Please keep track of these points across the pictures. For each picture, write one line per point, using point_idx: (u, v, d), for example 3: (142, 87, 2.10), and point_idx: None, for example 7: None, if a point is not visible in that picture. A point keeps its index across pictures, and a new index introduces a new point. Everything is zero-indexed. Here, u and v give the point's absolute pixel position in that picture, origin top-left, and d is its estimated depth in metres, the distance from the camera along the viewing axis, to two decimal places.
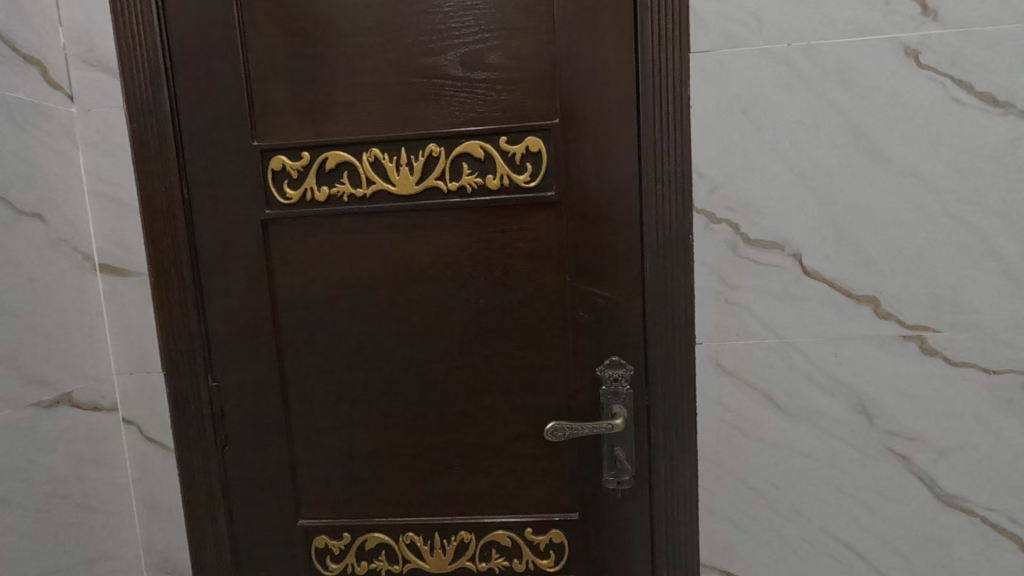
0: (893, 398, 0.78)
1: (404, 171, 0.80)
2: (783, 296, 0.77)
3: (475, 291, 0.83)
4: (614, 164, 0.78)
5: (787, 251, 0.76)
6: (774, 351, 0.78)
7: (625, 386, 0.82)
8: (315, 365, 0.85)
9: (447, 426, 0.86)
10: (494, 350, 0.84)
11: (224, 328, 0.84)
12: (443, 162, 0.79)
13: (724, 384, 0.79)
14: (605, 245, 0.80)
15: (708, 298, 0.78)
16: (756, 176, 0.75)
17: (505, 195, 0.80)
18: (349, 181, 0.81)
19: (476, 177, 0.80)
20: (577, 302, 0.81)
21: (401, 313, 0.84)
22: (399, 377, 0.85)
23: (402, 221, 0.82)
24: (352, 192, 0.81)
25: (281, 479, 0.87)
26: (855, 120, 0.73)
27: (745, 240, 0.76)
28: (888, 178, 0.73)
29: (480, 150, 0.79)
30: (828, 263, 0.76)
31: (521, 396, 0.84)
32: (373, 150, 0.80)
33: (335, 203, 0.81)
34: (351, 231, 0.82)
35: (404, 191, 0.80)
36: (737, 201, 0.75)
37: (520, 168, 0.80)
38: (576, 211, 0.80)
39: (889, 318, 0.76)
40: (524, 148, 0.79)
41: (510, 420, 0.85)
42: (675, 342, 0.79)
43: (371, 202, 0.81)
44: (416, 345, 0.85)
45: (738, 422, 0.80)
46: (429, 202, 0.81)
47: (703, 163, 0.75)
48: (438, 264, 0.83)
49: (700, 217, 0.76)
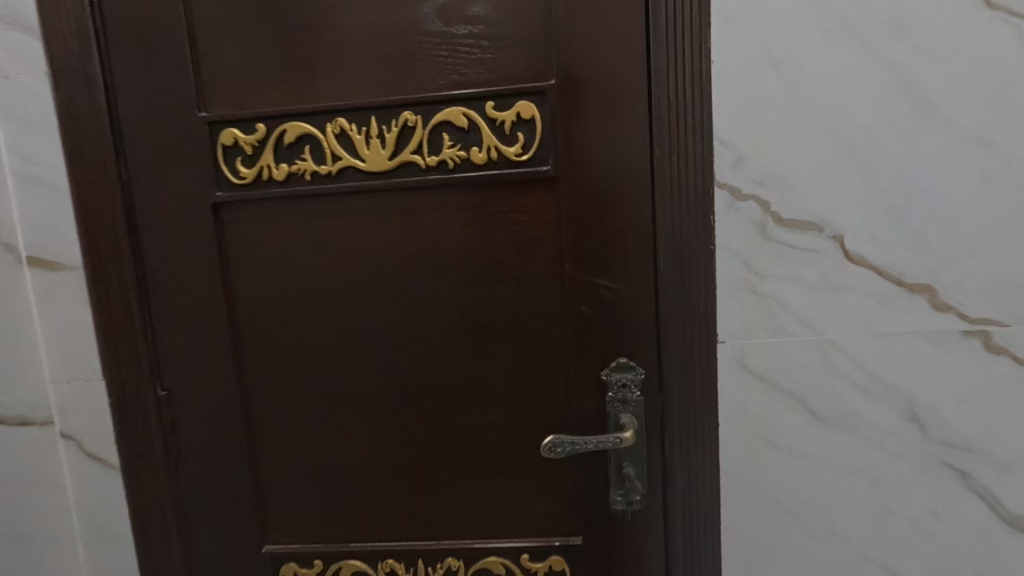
0: (951, 405, 0.66)
1: (374, 144, 0.68)
2: (820, 285, 0.65)
3: (460, 283, 0.72)
4: (620, 132, 0.67)
5: (826, 233, 0.64)
6: (811, 351, 0.66)
7: (635, 393, 0.70)
8: (280, 369, 0.75)
9: (431, 438, 0.75)
10: (483, 352, 0.73)
11: (174, 329, 0.73)
12: (420, 132, 0.68)
13: (752, 389, 0.68)
14: (610, 228, 0.68)
15: (732, 290, 0.66)
16: (789, 143, 0.63)
17: (493, 171, 0.69)
18: (311, 156, 0.69)
19: (459, 150, 0.68)
20: (579, 295, 0.70)
21: (376, 310, 0.73)
22: (376, 383, 0.75)
23: (374, 202, 0.70)
24: (315, 169, 0.69)
25: (243, 500, 0.76)
26: (909, 74, 0.61)
27: (775, 219, 0.64)
28: (948, 144, 0.62)
29: (462, 117, 0.67)
30: (875, 245, 0.64)
31: (514, 405, 0.74)
32: (338, 120, 0.68)
33: (297, 182, 0.70)
34: (317, 216, 0.71)
35: (376, 168, 0.69)
36: (767, 174, 0.64)
37: (509, 139, 0.68)
38: (576, 188, 0.68)
39: (947, 311, 0.64)
40: (514, 115, 0.67)
41: (503, 432, 0.74)
42: (693, 341, 0.68)
43: (338, 182, 0.70)
44: (394, 347, 0.74)
45: (767, 433, 0.68)
46: (405, 180, 0.69)
47: (727, 128, 0.63)
48: (417, 253, 0.72)
49: (722, 193, 0.65)
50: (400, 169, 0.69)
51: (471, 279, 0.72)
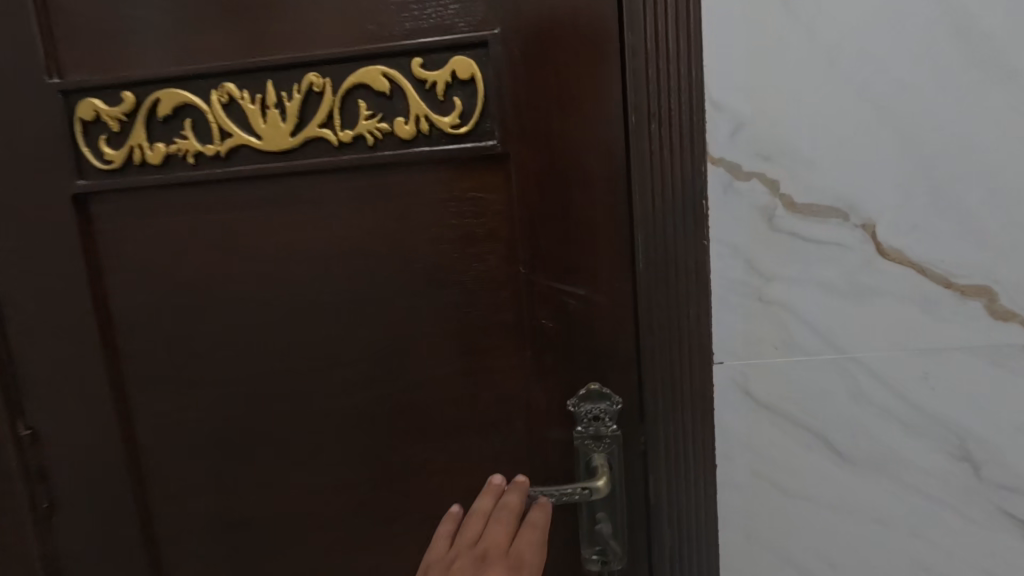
0: (1013, 439, 0.51)
1: (272, 116, 0.54)
2: (845, 289, 0.51)
3: (389, 291, 0.58)
4: (584, 97, 0.52)
5: (852, 222, 0.50)
6: (833, 373, 0.52)
7: (610, 427, 0.56)
8: (172, 399, 0.61)
9: (359, 481, 0.61)
10: (421, 375, 0.59)
11: (38, 351, 0.59)
12: (329, 100, 0.53)
13: (759, 422, 0.53)
14: (575, 219, 0.54)
15: (732, 296, 0.51)
16: (805, 104, 0.48)
17: (425, 148, 0.54)
18: (194, 133, 0.55)
19: (380, 122, 0.54)
20: (537, 304, 0.56)
21: (287, 325, 0.59)
22: (290, 414, 0.60)
23: (278, 191, 0.56)
24: (200, 150, 0.55)
25: (130, 558, 0.62)
26: (962, 10, 0.46)
27: (787, 204, 0.50)
28: (1011, 101, 0.47)
29: (382, 79, 0.53)
30: (915, 237, 0.49)
31: (461, 440, 0.60)
32: (224, 86, 0.53)
33: (179, 166, 0.56)
34: (208, 209, 0.57)
35: (275, 146, 0.54)
36: (776, 146, 0.49)
37: (443, 107, 0.53)
38: (531, 169, 0.53)
39: (1009, 320, 0.50)
40: (449, 75, 0.52)
41: (449, 474, 0.60)
42: (683, 362, 0.53)
43: (231, 166, 0.55)
44: (312, 370, 0.60)
45: (778, 477, 0.54)
46: (313, 162, 0.55)
47: (724, 86, 0.49)
48: (335, 254, 0.58)
49: (718, 171, 0.50)
50: (308, 148, 0.55)
51: (402, 286, 0.57)
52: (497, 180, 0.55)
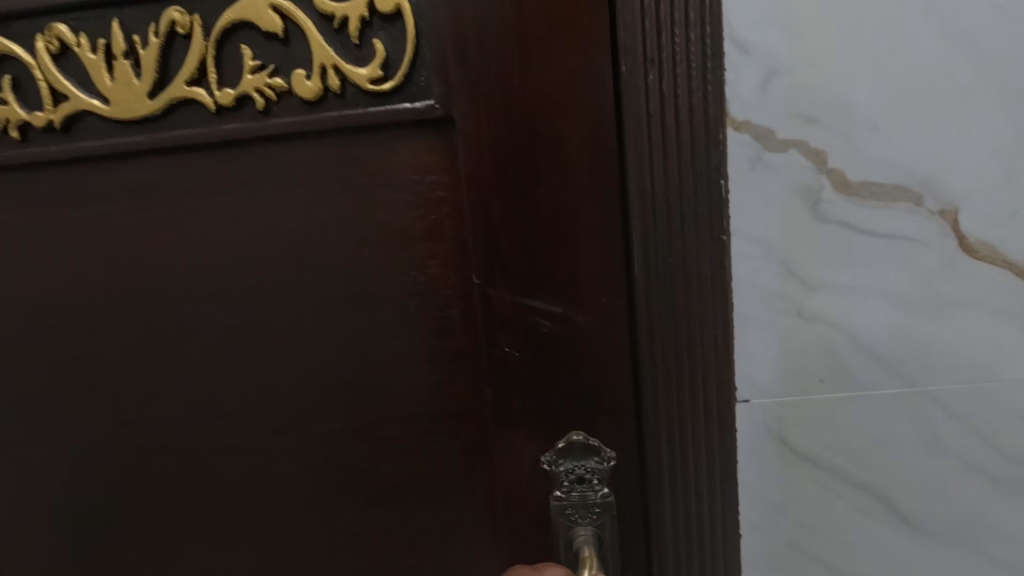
0: None
1: (120, 70, 0.41)
2: (918, 300, 0.37)
3: (298, 305, 0.44)
4: (554, 37, 0.37)
5: (927, 208, 0.36)
6: (897, 414, 0.38)
7: (599, 491, 0.42)
8: (33, 438, 0.48)
9: (273, 544, 0.48)
10: (346, 415, 0.45)
11: None
12: (199, 47, 0.40)
13: (797, 479, 0.40)
14: (542, 212, 0.39)
15: (761, 311, 0.38)
16: (865, 41, 0.34)
17: (336, 114, 0.40)
18: (14, 95, 0.43)
19: (272, 77, 0.40)
20: (498, 325, 0.41)
21: (168, 348, 0.46)
22: (179, 460, 0.47)
23: (150, 174, 0.43)
24: (24, 120, 0.43)
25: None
26: None
27: (837, 184, 0.36)
28: None
29: (274, 15, 0.39)
30: (1014, 226, 0.36)
31: (403, 496, 0.46)
32: (53, 30, 0.41)
33: (9, 141, 0.44)
34: (54, 197, 0.45)
35: (123, 113, 0.42)
36: (823, 101, 0.35)
37: (359, 54, 0.39)
38: (483, 142, 0.39)
39: None
40: (367, 10, 0.38)
41: (390, 538, 0.47)
42: (695, 403, 0.39)
43: (69, 140, 0.43)
44: (203, 406, 0.46)
45: (822, 550, 0.40)
46: (183, 134, 0.42)
47: (748, 19, 0.35)
48: (229, 257, 0.44)
49: (740, 139, 0.36)
50: (182, 115, 0.42)
51: (317, 300, 0.44)
52: (440, 159, 0.41)
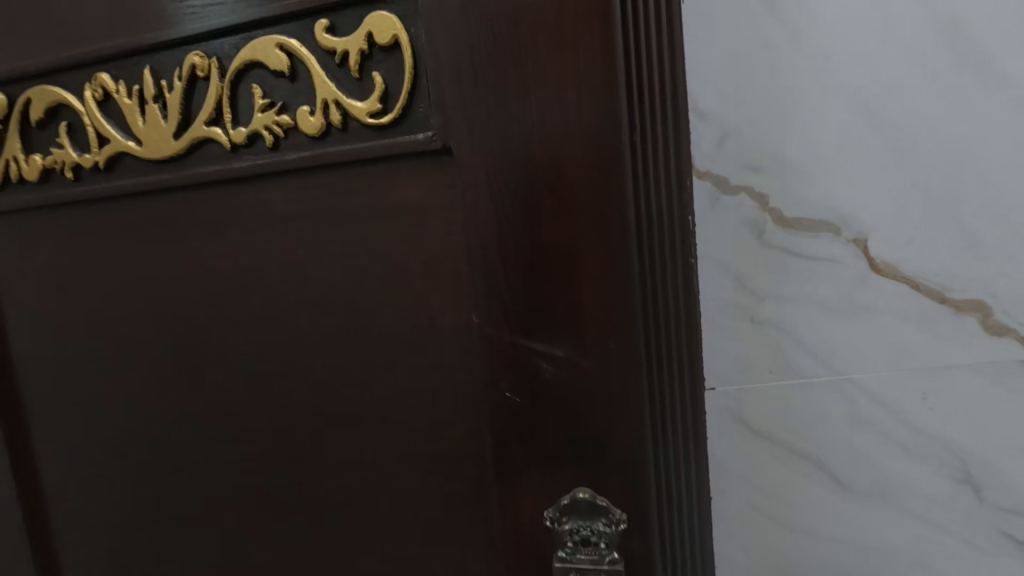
0: (1016, 460, 0.49)
1: (152, 116, 0.54)
2: (842, 308, 0.48)
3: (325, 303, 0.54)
4: (556, 115, 0.43)
5: (843, 236, 0.47)
6: (830, 397, 0.49)
7: (606, 554, 0.47)
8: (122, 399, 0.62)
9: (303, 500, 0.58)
10: (356, 400, 0.54)
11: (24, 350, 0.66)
12: (217, 90, 0.51)
13: (754, 450, 0.50)
14: (548, 266, 0.45)
15: (723, 316, 0.49)
16: (794, 112, 0.46)
17: (340, 148, 0.50)
18: (70, 141, 0.58)
19: (280, 115, 0.50)
20: (501, 360, 0.48)
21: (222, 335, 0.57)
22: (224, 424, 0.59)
23: (204, 195, 0.55)
24: (75, 161, 0.58)
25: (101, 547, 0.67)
26: (951, 13, 0.44)
27: (776, 219, 0.47)
28: (1004, 106, 0.45)
29: (279, 54, 0.49)
30: (910, 249, 0.47)
31: (411, 479, 0.54)
32: (100, 85, 0.56)
33: (66, 179, 0.60)
34: (128, 212, 0.58)
35: (150, 153, 0.55)
36: (766, 156, 0.46)
37: (360, 87, 0.48)
38: (499, 205, 0.46)
39: (1005, 335, 0.48)
40: (363, 50, 0.47)
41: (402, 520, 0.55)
42: (675, 413, 0.46)
43: (111, 176, 0.58)
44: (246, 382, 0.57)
45: (776, 507, 0.51)
46: (210, 168, 0.53)
47: (707, 94, 0.47)
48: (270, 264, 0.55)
49: (704, 185, 0.48)
50: (206, 149, 0.54)
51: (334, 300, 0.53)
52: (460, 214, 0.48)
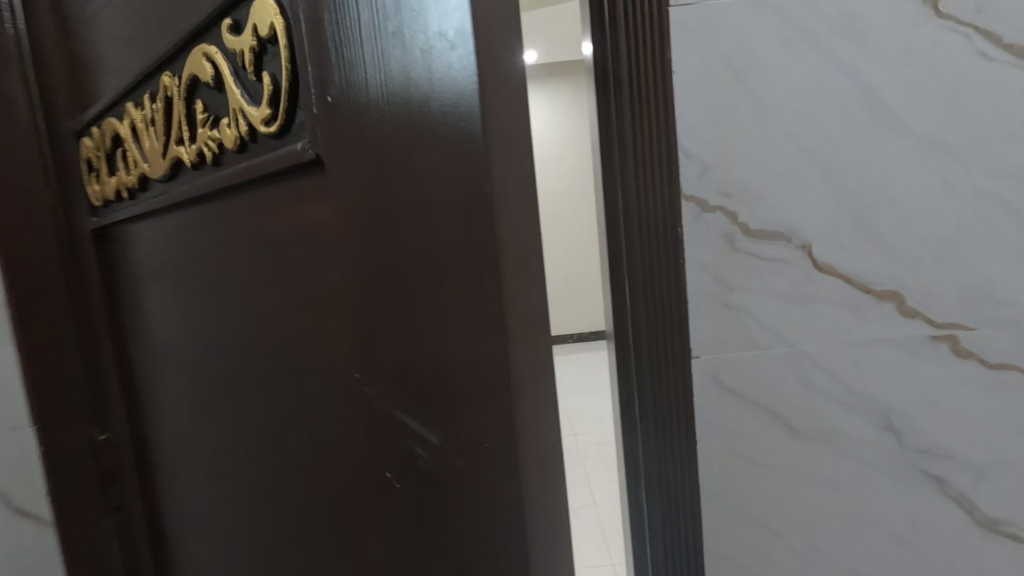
0: (924, 412, 0.66)
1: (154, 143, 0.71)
2: (793, 296, 0.64)
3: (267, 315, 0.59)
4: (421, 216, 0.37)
5: (794, 243, 0.63)
6: (785, 364, 0.65)
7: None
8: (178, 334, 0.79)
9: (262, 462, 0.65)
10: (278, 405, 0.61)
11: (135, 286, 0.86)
12: (179, 107, 0.64)
13: (729, 406, 0.66)
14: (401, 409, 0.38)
15: (703, 303, 0.65)
16: (752, 152, 0.62)
17: (255, 153, 0.53)
18: (124, 166, 0.81)
19: (212, 132, 0.59)
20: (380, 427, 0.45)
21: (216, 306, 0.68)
22: (221, 379, 0.70)
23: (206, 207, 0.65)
24: (126, 183, 0.81)
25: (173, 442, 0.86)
26: (869, 82, 0.61)
27: (744, 230, 0.63)
28: (908, 148, 0.61)
29: (208, 68, 0.56)
30: (843, 254, 0.63)
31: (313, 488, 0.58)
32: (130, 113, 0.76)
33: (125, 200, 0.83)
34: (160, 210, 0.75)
35: (154, 172, 0.72)
36: (735, 184, 0.63)
37: (257, 89, 0.51)
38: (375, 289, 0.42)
39: (915, 317, 0.64)
40: (251, 46, 0.49)
41: (320, 519, 0.58)
42: (668, 361, 0.65)
43: (145, 194, 0.78)
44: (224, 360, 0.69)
45: (747, 449, 0.67)
46: (194, 187, 0.64)
47: (691, 138, 0.62)
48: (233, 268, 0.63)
49: (689, 205, 0.63)
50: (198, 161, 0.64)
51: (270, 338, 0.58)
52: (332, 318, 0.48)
